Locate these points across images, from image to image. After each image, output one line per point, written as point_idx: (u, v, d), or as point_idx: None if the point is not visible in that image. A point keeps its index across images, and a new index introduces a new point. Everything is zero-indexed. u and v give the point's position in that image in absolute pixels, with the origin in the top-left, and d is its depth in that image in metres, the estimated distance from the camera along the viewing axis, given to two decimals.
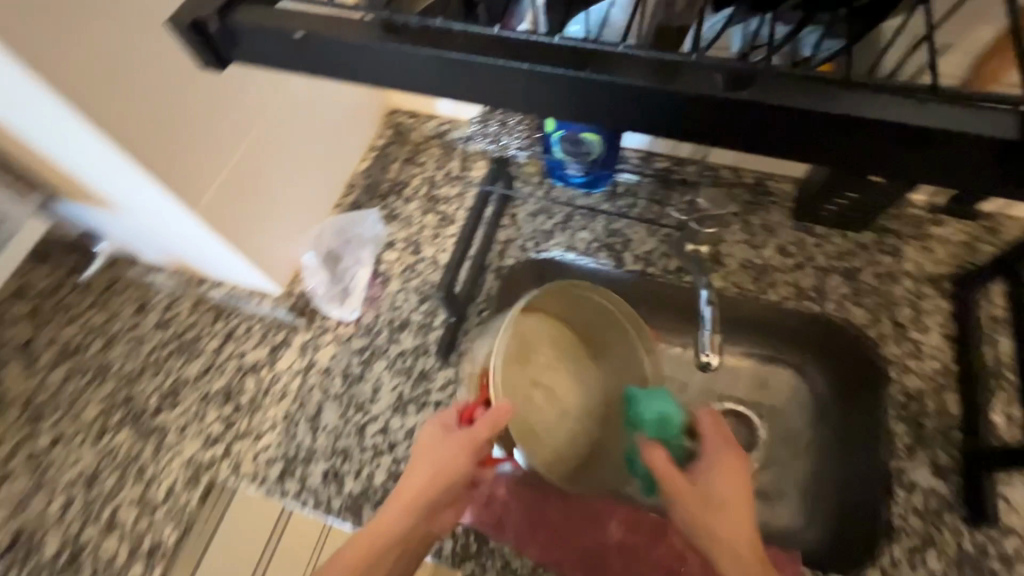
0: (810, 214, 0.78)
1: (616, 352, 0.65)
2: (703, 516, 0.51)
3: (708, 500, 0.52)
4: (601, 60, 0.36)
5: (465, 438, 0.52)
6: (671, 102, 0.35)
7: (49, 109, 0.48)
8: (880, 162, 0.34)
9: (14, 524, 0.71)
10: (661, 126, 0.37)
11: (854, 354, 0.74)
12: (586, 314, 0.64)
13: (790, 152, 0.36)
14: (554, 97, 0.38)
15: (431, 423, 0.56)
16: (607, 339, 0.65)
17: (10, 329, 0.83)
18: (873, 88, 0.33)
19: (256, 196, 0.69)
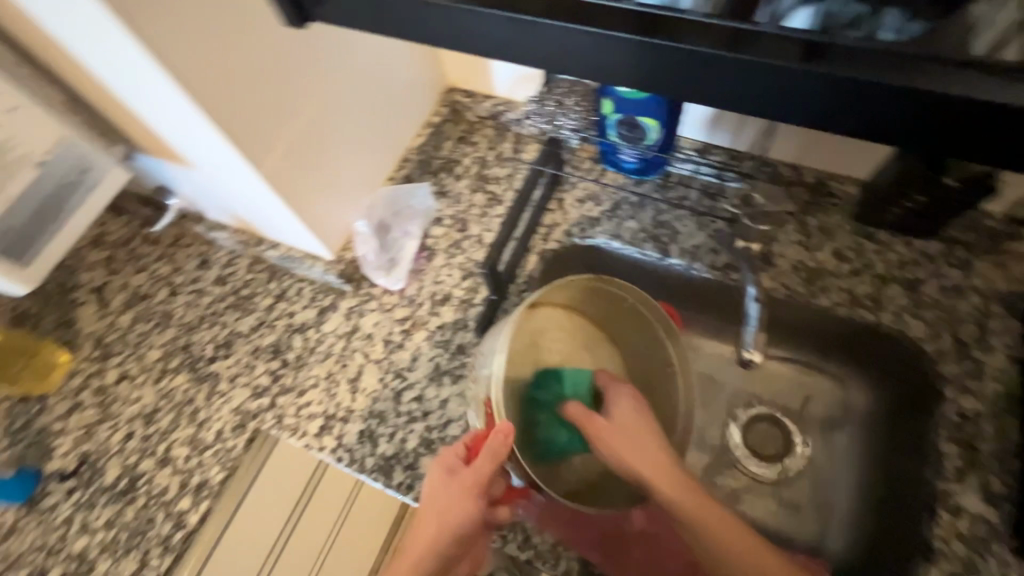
0: (875, 217, 0.74)
1: (637, 337, 0.67)
2: (628, 453, 0.55)
3: (626, 427, 0.57)
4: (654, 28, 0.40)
5: (471, 475, 0.54)
6: (715, 62, 0.40)
7: (138, 66, 0.51)
8: (901, 128, 0.39)
9: (82, 449, 0.78)
10: (701, 89, 0.42)
11: (907, 368, 0.70)
12: (601, 303, 0.66)
13: (815, 118, 0.41)
14: (610, 58, 0.43)
15: (434, 469, 0.57)
16: (628, 325, 0.67)
17: (88, 272, 0.90)
18: (893, 55, 0.38)
19: (315, 162, 0.72)
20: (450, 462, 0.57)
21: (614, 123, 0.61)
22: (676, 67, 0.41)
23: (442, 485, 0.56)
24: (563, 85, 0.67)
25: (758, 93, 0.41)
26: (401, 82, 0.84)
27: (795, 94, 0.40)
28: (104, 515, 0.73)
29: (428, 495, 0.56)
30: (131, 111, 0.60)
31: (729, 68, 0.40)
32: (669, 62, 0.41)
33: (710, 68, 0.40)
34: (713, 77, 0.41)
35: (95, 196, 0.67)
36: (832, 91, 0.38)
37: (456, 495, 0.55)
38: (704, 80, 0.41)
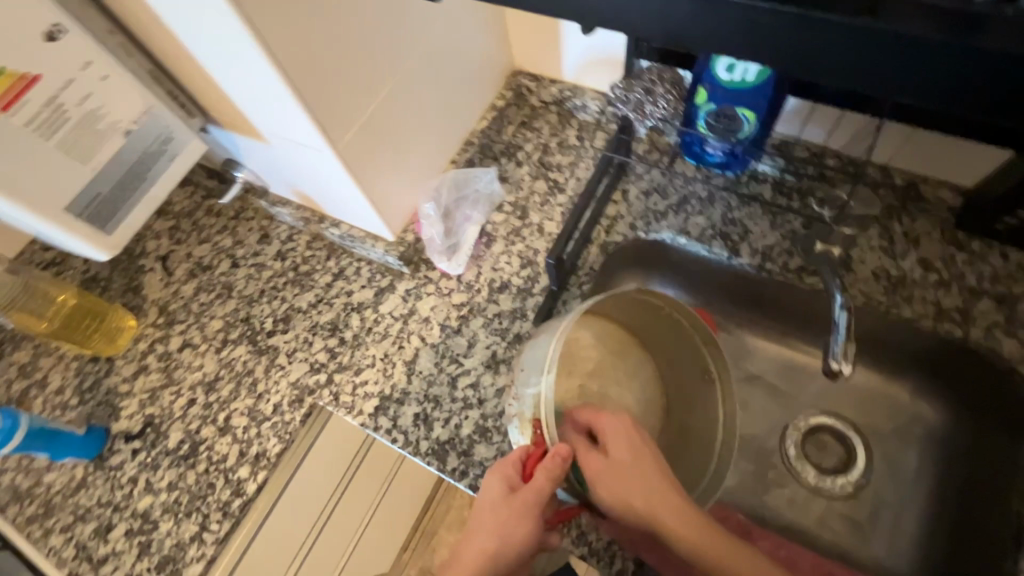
0: (976, 225, 0.70)
1: (670, 335, 0.64)
2: (632, 498, 0.50)
3: (622, 470, 0.51)
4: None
5: (529, 496, 0.51)
6: (874, 43, 0.34)
7: (232, 36, 0.51)
8: None
9: (147, 412, 0.80)
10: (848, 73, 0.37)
11: (998, 393, 0.65)
12: (638, 312, 0.65)
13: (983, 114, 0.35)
14: (738, 32, 0.37)
15: (491, 479, 0.54)
16: (659, 324, 0.64)
17: (154, 241, 0.92)
18: None
19: (386, 144, 0.72)
20: (504, 473, 0.54)
21: (704, 113, 0.58)
22: (797, 38, 0.36)
23: (495, 498, 0.53)
24: (652, 73, 0.64)
25: (895, 65, 0.35)
26: (471, 63, 0.82)
27: (938, 69, 0.34)
28: (166, 478, 0.76)
29: (480, 506, 0.53)
30: (215, 81, 0.61)
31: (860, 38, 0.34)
32: (789, 32, 0.36)
33: (838, 38, 0.35)
34: (837, 47, 0.36)
35: (174, 165, 0.68)
36: (985, 66, 0.33)
37: (509, 509, 0.51)
38: (829, 48, 0.36)
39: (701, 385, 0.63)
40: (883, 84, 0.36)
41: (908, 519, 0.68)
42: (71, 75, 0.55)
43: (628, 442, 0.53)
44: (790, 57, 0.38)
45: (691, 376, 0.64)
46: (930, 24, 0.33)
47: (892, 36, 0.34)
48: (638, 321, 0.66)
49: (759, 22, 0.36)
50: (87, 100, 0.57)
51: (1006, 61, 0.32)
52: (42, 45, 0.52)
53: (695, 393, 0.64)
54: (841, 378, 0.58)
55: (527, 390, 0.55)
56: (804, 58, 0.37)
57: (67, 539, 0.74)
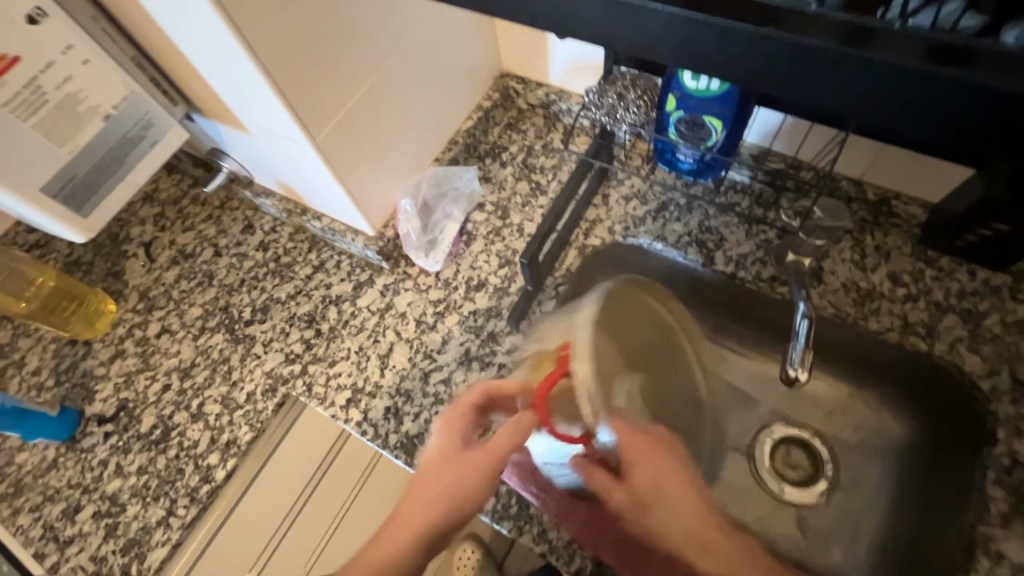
0: (948, 247, 0.71)
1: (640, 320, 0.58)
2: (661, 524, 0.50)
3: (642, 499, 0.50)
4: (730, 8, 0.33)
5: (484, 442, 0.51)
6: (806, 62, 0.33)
7: (209, 24, 0.52)
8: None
9: (121, 396, 0.81)
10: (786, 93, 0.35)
11: (958, 406, 0.66)
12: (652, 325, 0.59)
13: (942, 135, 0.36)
14: (680, 44, 0.35)
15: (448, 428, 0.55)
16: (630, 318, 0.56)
17: (139, 226, 0.93)
18: None
19: (366, 139, 0.73)
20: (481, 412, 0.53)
21: (674, 120, 0.59)
22: (713, 47, 0.34)
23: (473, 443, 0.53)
24: (626, 78, 0.64)
25: (799, 77, 0.34)
26: (457, 63, 0.83)
27: (832, 78, 0.33)
28: (137, 462, 0.76)
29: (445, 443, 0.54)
30: (195, 69, 0.62)
31: (773, 50, 0.33)
32: (701, 42, 0.34)
33: (747, 52, 0.34)
34: (746, 59, 0.34)
35: (154, 151, 0.68)
36: (871, 75, 0.32)
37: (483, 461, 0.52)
38: (742, 58, 0.34)
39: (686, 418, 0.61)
40: (792, 97, 0.35)
41: (868, 528, 0.69)
42: (53, 57, 0.55)
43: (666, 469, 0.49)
44: (708, 70, 0.36)
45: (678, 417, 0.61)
46: (826, 35, 0.32)
47: (799, 48, 0.32)
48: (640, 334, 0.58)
49: (680, 29, 0.34)
50: (67, 83, 0.58)
51: (890, 73, 0.31)
52: (25, 28, 0.53)
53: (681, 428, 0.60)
54: (797, 385, 0.58)
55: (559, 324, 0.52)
56: (717, 68, 0.35)
57: (34, 519, 0.75)
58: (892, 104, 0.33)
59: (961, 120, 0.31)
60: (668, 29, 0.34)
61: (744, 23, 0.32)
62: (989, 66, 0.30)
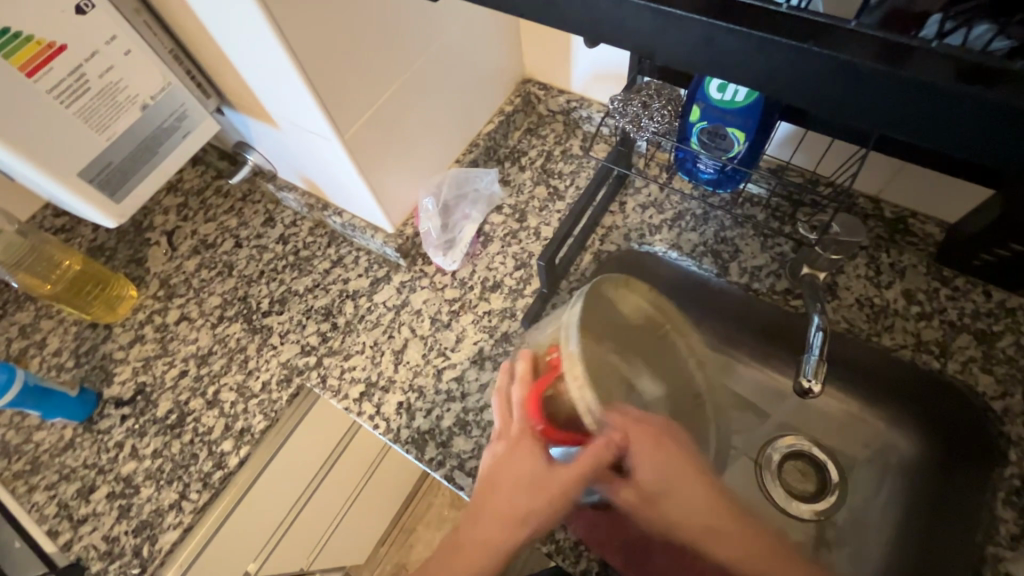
0: (964, 265, 0.71)
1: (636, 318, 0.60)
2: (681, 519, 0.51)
3: (653, 496, 0.51)
4: (764, 24, 0.34)
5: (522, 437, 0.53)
6: (838, 78, 0.34)
7: (251, 21, 0.53)
8: None
9: (139, 380, 0.82)
10: (819, 106, 0.36)
11: (970, 426, 0.66)
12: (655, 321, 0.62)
13: None
14: (715, 54, 0.36)
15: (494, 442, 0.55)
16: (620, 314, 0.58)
17: (162, 215, 0.95)
18: None
19: (391, 137, 0.74)
20: (526, 433, 0.53)
21: (696, 130, 0.60)
22: (753, 56, 0.35)
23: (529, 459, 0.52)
24: (651, 88, 0.66)
25: (834, 90, 0.34)
26: (481, 68, 0.84)
27: (865, 93, 0.33)
28: (152, 445, 0.77)
29: (503, 474, 0.52)
30: (232, 64, 0.63)
31: (809, 62, 0.34)
32: (740, 52, 0.35)
33: (786, 62, 0.34)
34: (785, 69, 0.35)
35: (187, 141, 0.70)
36: (900, 91, 0.32)
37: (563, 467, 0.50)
38: (774, 68, 0.35)
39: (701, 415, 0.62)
40: (822, 109, 0.36)
41: (874, 544, 0.69)
42: (96, 47, 0.57)
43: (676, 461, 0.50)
44: (744, 79, 0.37)
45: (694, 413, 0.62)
46: (861, 51, 0.32)
47: (838, 61, 0.33)
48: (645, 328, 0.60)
49: (718, 40, 0.35)
50: (110, 73, 0.59)
51: (919, 91, 0.32)
52: (73, 18, 0.54)
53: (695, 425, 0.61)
54: (809, 396, 0.58)
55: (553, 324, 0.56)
56: (752, 78, 0.36)
57: (49, 497, 0.76)
58: (921, 122, 0.33)
59: (990, 141, 0.32)
60: (707, 40, 0.35)
61: (783, 36, 0.33)
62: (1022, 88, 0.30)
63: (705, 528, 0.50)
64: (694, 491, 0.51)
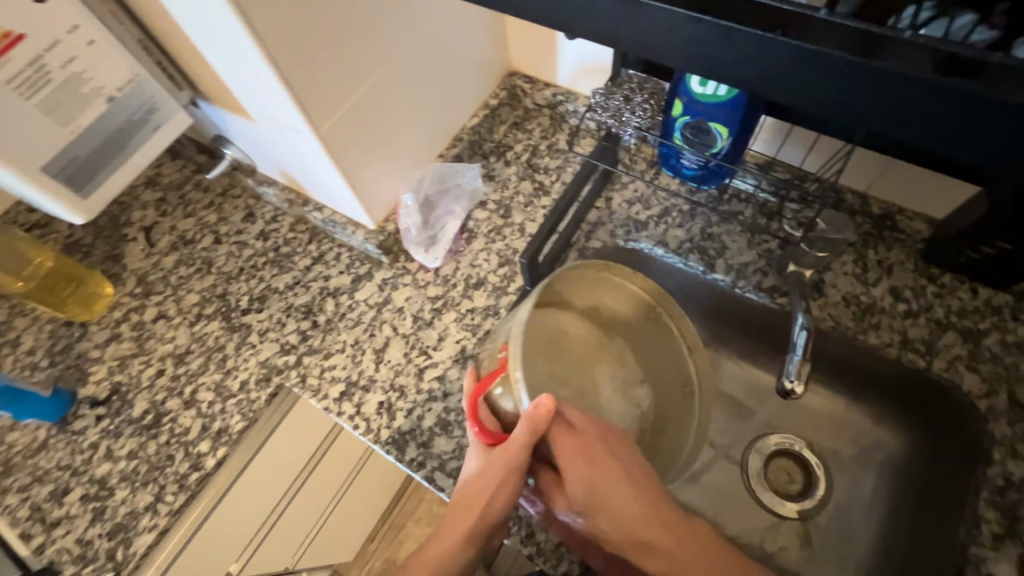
0: (952, 263, 0.70)
1: (615, 303, 0.62)
2: (608, 526, 0.50)
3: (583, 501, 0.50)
4: (743, 14, 0.32)
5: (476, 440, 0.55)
6: (821, 69, 0.32)
7: (217, 9, 0.51)
8: None
9: (115, 379, 0.81)
10: (802, 100, 0.34)
11: (955, 424, 0.65)
12: (632, 311, 0.62)
13: None
14: (685, 46, 0.35)
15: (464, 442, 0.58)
16: (596, 295, 0.62)
17: (140, 211, 0.93)
18: None
19: (370, 131, 0.72)
20: (476, 440, 0.55)
21: (680, 125, 0.59)
22: (731, 49, 0.33)
23: (481, 469, 0.54)
24: (633, 82, 0.64)
25: (815, 85, 0.33)
26: (464, 58, 0.83)
27: (844, 87, 0.32)
28: (127, 446, 0.76)
29: (463, 481, 0.56)
30: (202, 56, 0.61)
31: (792, 56, 0.32)
32: (713, 42, 0.34)
33: (764, 55, 0.33)
34: (764, 62, 0.33)
35: (157, 135, 0.68)
36: (879, 83, 0.31)
37: (504, 471, 0.51)
38: (749, 60, 0.33)
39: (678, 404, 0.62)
40: (801, 105, 0.35)
41: (859, 543, 0.69)
42: (57, 37, 0.55)
43: (604, 472, 0.49)
44: (721, 72, 0.35)
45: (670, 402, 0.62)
46: (839, 41, 0.31)
47: (818, 54, 0.31)
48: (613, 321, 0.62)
49: (688, 30, 0.33)
50: (72, 63, 0.57)
51: (898, 84, 0.31)
52: (30, 6, 0.52)
53: (670, 412, 0.62)
54: (792, 396, 0.57)
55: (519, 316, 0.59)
56: (731, 73, 0.35)
57: (22, 499, 0.74)
58: (901, 116, 0.32)
59: (970, 135, 0.31)
60: (679, 31, 0.34)
61: (761, 28, 0.32)
62: (1002, 78, 0.29)
63: (634, 536, 0.50)
64: (622, 501, 0.49)
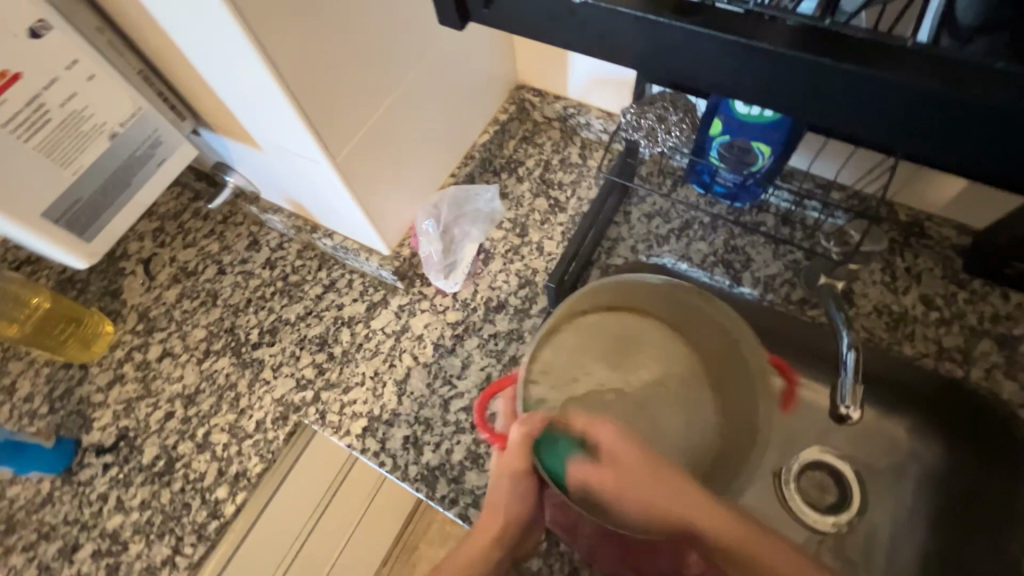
0: (987, 270, 0.69)
1: (702, 326, 0.61)
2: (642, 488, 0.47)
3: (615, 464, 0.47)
4: (821, 45, 0.31)
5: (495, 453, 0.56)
6: (904, 103, 0.30)
7: (231, 42, 0.48)
8: None
9: (121, 425, 0.76)
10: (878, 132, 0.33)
11: (997, 434, 0.64)
12: (718, 339, 0.60)
13: None
14: (745, 77, 0.33)
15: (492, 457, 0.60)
16: (680, 308, 0.61)
17: (137, 242, 0.89)
18: None
19: (384, 156, 0.69)
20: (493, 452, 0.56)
21: (717, 144, 0.58)
22: (828, 88, 0.32)
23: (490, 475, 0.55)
24: (666, 99, 0.61)
25: (896, 120, 0.31)
26: (475, 77, 0.80)
27: (926, 121, 0.31)
28: (139, 496, 0.72)
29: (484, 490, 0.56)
30: (211, 88, 0.58)
31: (870, 92, 0.31)
32: (777, 74, 0.32)
33: (866, 97, 0.31)
34: (865, 102, 0.31)
35: (163, 169, 0.65)
36: (959, 120, 0.30)
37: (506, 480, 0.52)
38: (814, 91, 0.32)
39: (746, 453, 0.57)
40: (887, 139, 0.33)
41: (904, 559, 0.67)
42: (56, 73, 0.51)
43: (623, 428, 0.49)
44: (781, 100, 0.34)
45: (740, 446, 0.58)
46: (936, 74, 0.29)
47: (902, 89, 0.30)
48: (700, 341, 0.62)
49: (749, 61, 0.32)
50: (72, 101, 0.54)
51: (985, 117, 0.29)
52: (26, 42, 0.49)
53: (738, 458, 0.58)
54: (848, 422, 0.56)
55: (596, 323, 0.62)
56: (803, 103, 0.33)
57: (29, 558, 0.70)
58: (975, 154, 0.31)
59: None
60: (739, 63, 0.33)
61: (842, 60, 0.30)
62: None
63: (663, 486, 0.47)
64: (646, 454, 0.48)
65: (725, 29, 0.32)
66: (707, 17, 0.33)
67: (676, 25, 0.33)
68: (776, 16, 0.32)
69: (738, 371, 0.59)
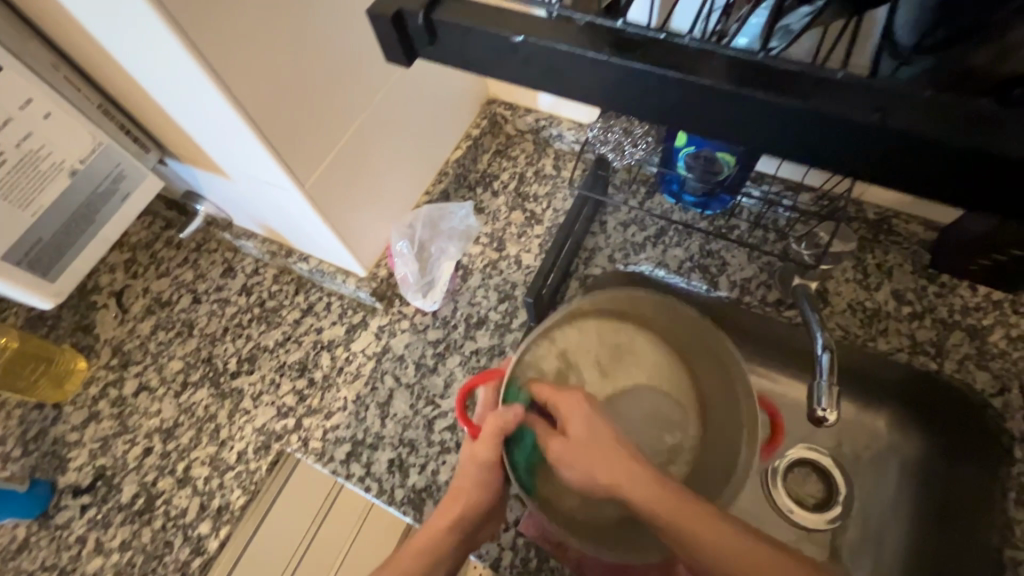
0: (954, 265, 0.71)
1: (697, 343, 0.61)
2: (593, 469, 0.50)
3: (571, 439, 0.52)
4: (757, 76, 0.31)
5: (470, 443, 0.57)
6: (843, 134, 0.31)
7: (190, 79, 0.48)
8: None
9: (98, 464, 0.75)
10: (823, 160, 0.33)
11: (968, 425, 0.65)
12: (712, 361, 0.60)
13: None
14: (685, 110, 0.34)
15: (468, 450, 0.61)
16: (675, 323, 0.61)
17: (108, 274, 0.87)
18: None
19: (354, 181, 0.69)
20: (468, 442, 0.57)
21: (683, 155, 0.59)
22: (767, 119, 0.32)
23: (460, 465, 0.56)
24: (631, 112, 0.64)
25: (837, 149, 0.32)
26: (443, 96, 0.80)
27: (866, 150, 0.31)
28: (118, 536, 0.70)
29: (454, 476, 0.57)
30: (173, 121, 0.58)
31: (807, 123, 0.31)
32: (715, 106, 0.33)
33: (806, 127, 0.32)
34: (807, 134, 0.32)
35: (127, 204, 0.64)
36: (896, 147, 0.30)
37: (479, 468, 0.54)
38: (752, 123, 0.33)
39: (725, 477, 0.57)
40: (833, 169, 0.33)
41: (888, 553, 0.67)
42: (9, 113, 0.51)
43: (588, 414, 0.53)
44: (722, 131, 0.34)
45: (720, 467, 0.59)
46: (868, 105, 0.30)
47: (838, 119, 0.30)
48: (695, 362, 0.62)
49: (685, 95, 0.33)
50: (28, 140, 0.53)
51: (917, 143, 0.30)
52: None
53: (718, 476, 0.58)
54: (826, 423, 0.56)
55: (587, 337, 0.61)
56: (744, 133, 0.34)
57: None
58: (913, 177, 0.31)
59: None
60: (678, 97, 0.33)
61: (777, 93, 0.31)
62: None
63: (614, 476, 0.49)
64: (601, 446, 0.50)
65: (667, 65, 0.32)
66: (650, 51, 0.33)
67: (618, 61, 0.33)
68: (710, 50, 0.33)
69: (728, 396, 0.59)
